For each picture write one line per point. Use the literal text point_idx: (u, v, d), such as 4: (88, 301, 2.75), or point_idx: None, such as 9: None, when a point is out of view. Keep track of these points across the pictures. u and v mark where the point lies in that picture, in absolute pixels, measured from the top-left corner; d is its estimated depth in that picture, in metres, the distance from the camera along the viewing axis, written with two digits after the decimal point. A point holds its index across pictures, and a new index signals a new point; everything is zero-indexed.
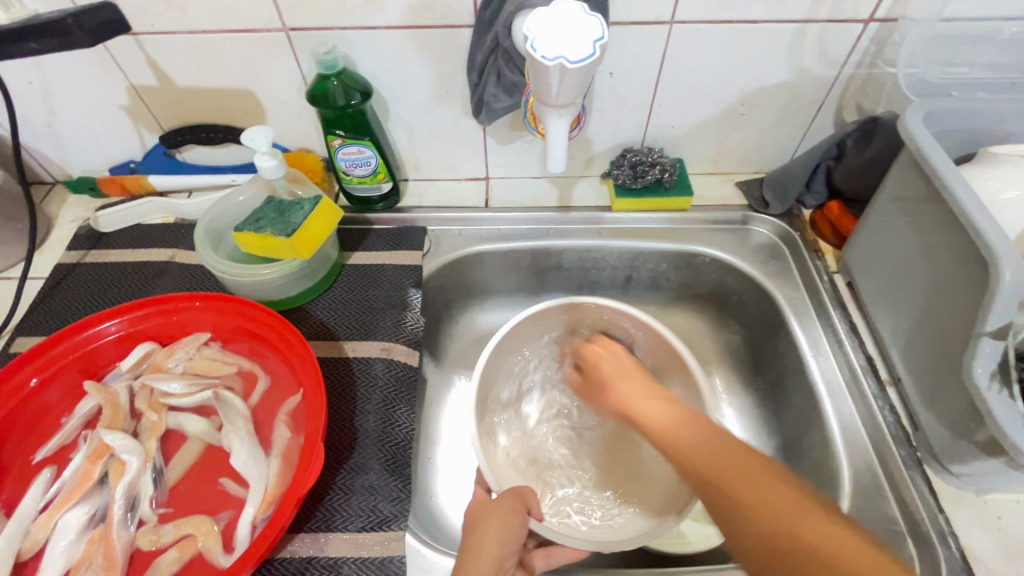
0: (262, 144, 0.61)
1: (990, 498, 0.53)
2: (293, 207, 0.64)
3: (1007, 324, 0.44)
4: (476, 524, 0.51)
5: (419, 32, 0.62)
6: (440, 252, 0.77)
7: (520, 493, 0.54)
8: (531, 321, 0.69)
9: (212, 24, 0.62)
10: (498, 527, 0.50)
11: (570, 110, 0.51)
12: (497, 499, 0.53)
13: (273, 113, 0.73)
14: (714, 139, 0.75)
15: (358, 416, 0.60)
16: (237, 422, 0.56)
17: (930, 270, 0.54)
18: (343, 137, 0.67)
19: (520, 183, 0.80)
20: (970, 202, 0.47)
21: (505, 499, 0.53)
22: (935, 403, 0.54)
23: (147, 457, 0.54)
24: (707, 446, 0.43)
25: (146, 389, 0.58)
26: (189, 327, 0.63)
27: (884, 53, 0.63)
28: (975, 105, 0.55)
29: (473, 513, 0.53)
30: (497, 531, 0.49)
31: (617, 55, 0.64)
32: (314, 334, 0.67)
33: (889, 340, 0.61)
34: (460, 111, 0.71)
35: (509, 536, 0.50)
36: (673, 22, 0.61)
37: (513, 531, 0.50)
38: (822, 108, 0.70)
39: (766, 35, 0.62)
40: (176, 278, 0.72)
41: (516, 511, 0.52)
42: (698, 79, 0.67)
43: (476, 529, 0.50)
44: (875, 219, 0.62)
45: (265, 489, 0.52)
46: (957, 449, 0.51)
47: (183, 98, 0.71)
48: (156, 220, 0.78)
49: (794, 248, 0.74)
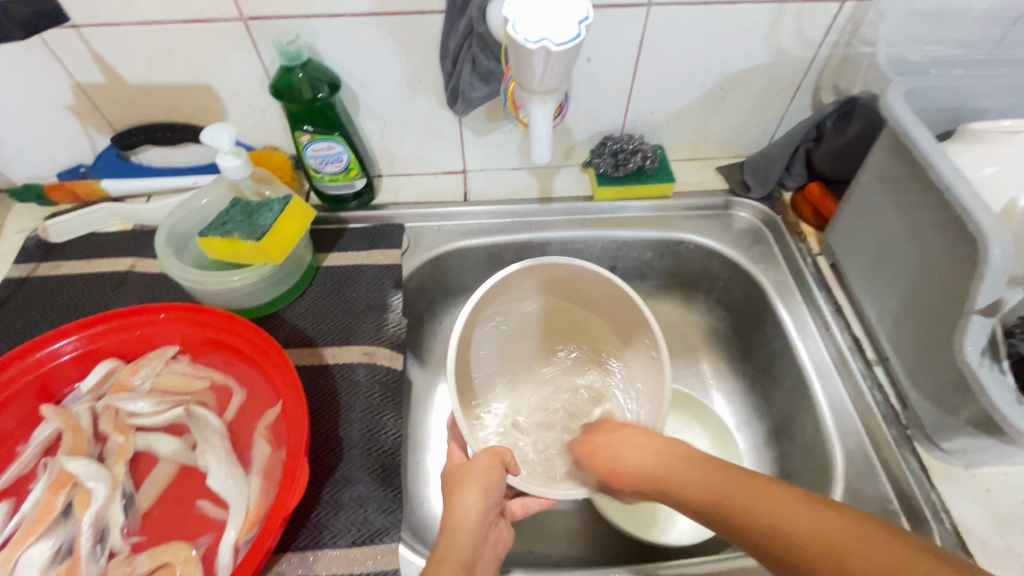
0: (225, 142, 0.58)
1: (979, 472, 0.53)
2: (261, 209, 0.61)
3: (997, 301, 0.43)
4: (456, 487, 0.49)
5: (388, 20, 0.59)
6: (419, 249, 0.74)
7: (497, 452, 0.52)
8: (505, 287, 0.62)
9: (161, 14, 0.58)
10: (478, 485, 0.49)
11: (554, 97, 0.49)
12: (475, 458, 0.51)
13: (234, 110, 0.69)
14: (694, 124, 0.74)
15: (343, 425, 0.58)
16: (213, 440, 0.53)
17: (916, 248, 0.54)
18: (311, 133, 0.63)
19: (499, 175, 0.78)
20: (955, 177, 0.47)
21: (483, 457, 0.51)
22: (923, 380, 0.54)
23: (115, 483, 0.51)
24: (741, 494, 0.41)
25: (110, 410, 0.55)
26: (155, 340, 0.59)
27: (860, 33, 0.63)
28: (952, 83, 0.55)
29: (451, 476, 0.51)
30: (477, 497, 0.48)
31: (595, 40, 0.62)
32: (291, 341, 0.63)
33: (875, 319, 0.61)
34: (434, 102, 0.68)
35: (490, 494, 0.49)
36: (651, 4, 0.59)
37: (494, 486, 0.49)
38: (800, 89, 0.69)
39: (745, 16, 0.61)
40: (138, 288, 0.68)
41: (495, 468, 0.50)
42: (678, 62, 0.65)
43: (456, 490, 0.49)
44: (858, 199, 0.61)
45: (247, 509, 0.49)
46: (947, 425, 0.52)
47: (135, 96, 0.66)
48: (112, 227, 0.73)
49: (776, 231, 0.73)
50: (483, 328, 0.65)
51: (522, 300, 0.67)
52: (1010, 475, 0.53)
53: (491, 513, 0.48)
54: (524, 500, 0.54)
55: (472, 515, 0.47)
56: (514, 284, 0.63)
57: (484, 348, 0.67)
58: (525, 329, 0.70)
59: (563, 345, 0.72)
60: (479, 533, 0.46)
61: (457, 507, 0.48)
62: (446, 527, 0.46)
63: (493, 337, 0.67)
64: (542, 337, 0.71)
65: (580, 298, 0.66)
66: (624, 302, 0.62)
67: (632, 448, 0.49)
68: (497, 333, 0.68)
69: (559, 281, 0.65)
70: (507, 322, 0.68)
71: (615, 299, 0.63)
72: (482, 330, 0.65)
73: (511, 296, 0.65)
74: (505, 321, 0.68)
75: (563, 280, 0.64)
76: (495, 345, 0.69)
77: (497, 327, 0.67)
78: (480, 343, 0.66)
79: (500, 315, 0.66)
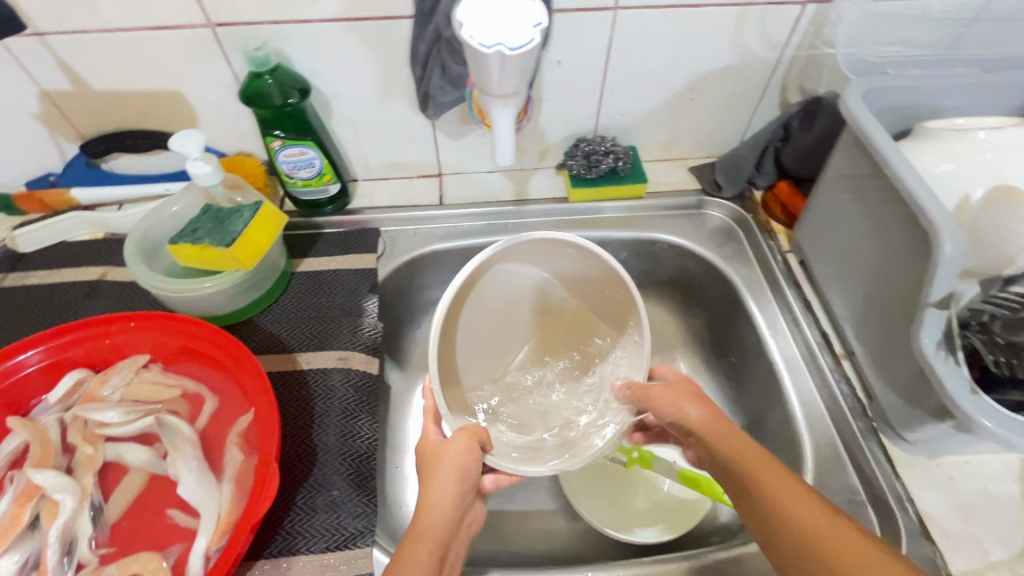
0: (194, 148, 0.57)
1: (942, 461, 0.54)
2: (232, 215, 0.60)
3: (950, 294, 0.45)
4: (432, 468, 0.49)
5: (357, 25, 0.59)
6: (395, 253, 0.75)
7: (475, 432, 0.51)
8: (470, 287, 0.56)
9: (127, 22, 0.58)
10: (451, 466, 0.48)
11: (516, 100, 0.49)
12: (452, 437, 0.50)
13: (205, 116, 0.68)
14: (666, 125, 0.75)
15: (317, 430, 0.58)
16: (184, 448, 0.52)
17: (879, 244, 0.55)
18: (283, 139, 0.63)
19: (475, 178, 0.79)
20: (910, 175, 0.48)
21: (460, 437, 0.50)
22: (887, 373, 0.55)
23: (83, 494, 0.50)
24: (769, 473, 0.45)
25: (79, 420, 0.54)
26: (126, 349, 0.58)
27: (823, 34, 0.64)
28: (909, 83, 0.56)
29: (429, 455, 0.51)
30: (453, 479, 0.47)
31: (564, 43, 0.63)
32: (265, 347, 0.63)
33: (841, 314, 0.62)
34: (406, 106, 0.69)
35: (464, 474, 0.48)
36: (618, 7, 0.60)
37: (467, 468, 0.49)
38: (768, 90, 0.71)
39: (710, 19, 0.62)
40: (109, 297, 0.67)
41: (471, 449, 0.49)
42: (647, 64, 0.66)
43: (430, 471, 0.49)
44: (824, 197, 0.63)
45: (218, 517, 0.49)
46: (910, 417, 0.53)
47: (104, 103, 0.66)
48: (83, 236, 0.72)
49: (747, 229, 0.75)
50: (475, 299, 0.58)
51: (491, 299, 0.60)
52: (972, 464, 0.54)
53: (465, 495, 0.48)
54: (495, 476, 0.54)
55: (446, 498, 0.47)
56: (502, 262, 0.56)
57: (469, 327, 0.59)
58: (520, 318, 0.63)
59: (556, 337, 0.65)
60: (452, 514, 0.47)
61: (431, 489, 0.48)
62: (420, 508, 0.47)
63: (482, 319, 0.60)
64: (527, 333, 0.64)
65: (579, 283, 0.59)
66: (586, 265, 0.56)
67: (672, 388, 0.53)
68: (488, 314, 0.60)
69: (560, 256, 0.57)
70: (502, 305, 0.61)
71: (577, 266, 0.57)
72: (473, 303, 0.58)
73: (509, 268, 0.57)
74: (500, 301, 0.60)
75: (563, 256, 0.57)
76: (485, 328, 0.61)
77: (490, 307, 0.60)
78: (466, 321, 0.58)
79: (494, 295, 0.59)
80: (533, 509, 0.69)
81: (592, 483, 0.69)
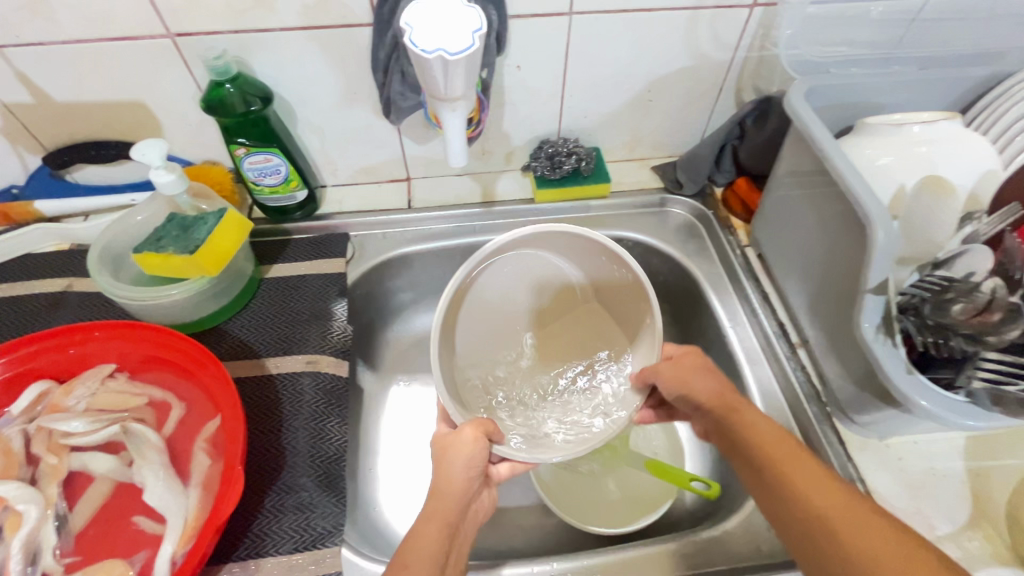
0: (156, 157, 0.58)
1: (892, 442, 0.57)
2: (197, 223, 0.61)
3: (886, 280, 0.47)
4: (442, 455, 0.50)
5: (317, 33, 0.60)
6: (364, 257, 0.75)
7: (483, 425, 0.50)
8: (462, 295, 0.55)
9: (85, 33, 0.58)
10: (459, 455, 0.48)
11: (464, 103, 0.50)
12: (459, 429, 0.50)
13: (170, 126, 0.69)
14: (627, 126, 0.77)
15: (287, 433, 0.58)
16: (150, 456, 0.53)
17: (826, 236, 0.57)
18: (247, 146, 0.64)
19: (442, 182, 0.80)
20: (847, 169, 0.50)
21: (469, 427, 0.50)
22: (838, 360, 0.57)
23: (47, 505, 0.50)
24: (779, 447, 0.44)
25: (43, 431, 0.54)
26: (92, 359, 0.58)
27: (771, 36, 0.66)
28: (850, 81, 0.59)
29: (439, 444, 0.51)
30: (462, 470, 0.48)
31: (522, 48, 0.64)
32: (233, 353, 0.63)
33: (796, 304, 0.65)
34: (371, 112, 0.70)
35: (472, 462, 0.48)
36: (573, 13, 0.62)
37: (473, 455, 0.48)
38: (723, 90, 0.73)
39: (663, 23, 0.64)
40: (75, 308, 0.67)
41: (477, 441, 0.49)
42: (604, 67, 0.68)
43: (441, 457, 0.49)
44: (776, 193, 0.65)
45: (184, 522, 0.49)
46: (860, 400, 0.55)
47: (66, 115, 0.66)
48: (49, 248, 0.72)
49: (709, 226, 0.77)
50: (478, 293, 0.56)
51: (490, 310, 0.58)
52: (920, 443, 0.56)
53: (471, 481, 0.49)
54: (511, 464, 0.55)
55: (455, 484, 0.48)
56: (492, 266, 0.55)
57: (473, 322, 0.57)
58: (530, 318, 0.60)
59: (568, 345, 0.60)
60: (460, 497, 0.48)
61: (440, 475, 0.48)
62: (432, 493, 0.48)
63: (488, 316, 0.58)
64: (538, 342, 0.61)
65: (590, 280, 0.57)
66: (581, 251, 0.55)
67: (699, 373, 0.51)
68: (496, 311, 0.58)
69: (569, 252, 0.55)
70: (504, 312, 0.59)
71: (571, 256, 0.56)
72: (478, 297, 0.56)
73: (516, 264, 0.56)
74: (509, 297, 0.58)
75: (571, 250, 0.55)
76: (491, 324, 0.59)
77: (497, 303, 0.58)
78: (471, 316, 0.57)
79: (501, 291, 0.58)
80: (506, 505, 0.70)
81: (568, 488, 0.69)
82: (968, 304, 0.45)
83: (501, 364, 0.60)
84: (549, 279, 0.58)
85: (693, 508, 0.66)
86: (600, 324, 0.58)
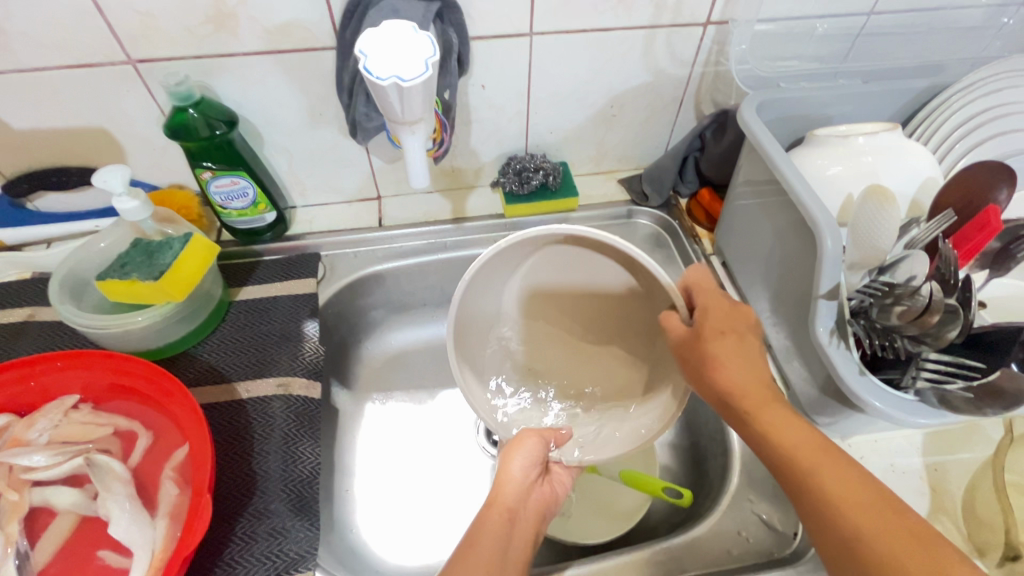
0: (118, 184, 0.57)
1: (854, 441, 0.58)
2: (162, 248, 0.61)
3: (837, 285, 0.49)
4: (506, 462, 0.52)
5: (280, 57, 0.61)
6: (336, 277, 0.75)
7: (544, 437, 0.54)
8: (477, 304, 0.55)
9: (43, 60, 0.58)
10: (521, 456, 0.52)
11: (425, 125, 0.51)
12: (523, 440, 0.53)
13: (134, 150, 0.68)
14: (592, 140, 0.78)
15: (258, 457, 0.58)
16: (115, 487, 0.52)
17: (781, 247, 0.60)
18: (212, 170, 0.64)
19: (413, 200, 0.81)
20: (798, 181, 0.52)
21: (527, 438, 0.53)
22: (801, 364, 0.59)
23: (8, 542, 0.49)
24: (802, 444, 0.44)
25: (3, 466, 0.52)
26: (53, 391, 0.57)
27: (725, 52, 0.69)
28: (798, 95, 0.62)
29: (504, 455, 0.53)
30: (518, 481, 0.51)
31: (484, 68, 0.66)
32: (202, 379, 0.63)
33: (760, 310, 0.67)
34: (338, 132, 0.70)
35: (530, 461, 0.52)
36: (533, 33, 0.63)
37: (530, 449, 0.52)
38: (683, 104, 0.75)
39: (620, 41, 0.66)
40: (36, 338, 0.65)
41: (538, 447, 0.52)
42: (567, 85, 0.70)
43: (503, 452, 0.53)
44: (737, 202, 0.67)
45: (152, 554, 0.48)
46: (821, 403, 0.57)
47: (26, 142, 0.65)
48: (10, 277, 0.71)
49: (675, 235, 0.79)
50: (487, 299, 0.56)
51: (512, 311, 0.58)
52: (880, 441, 0.58)
53: (534, 474, 0.52)
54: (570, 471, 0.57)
55: (516, 476, 0.51)
56: (497, 272, 0.54)
57: (516, 342, 0.60)
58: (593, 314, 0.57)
59: (605, 338, 0.59)
60: (521, 490, 0.51)
61: (503, 474, 0.52)
62: (497, 482, 0.52)
63: (516, 329, 0.59)
64: (575, 336, 0.60)
65: (603, 275, 0.54)
66: (590, 246, 0.51)
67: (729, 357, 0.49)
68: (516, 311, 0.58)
69: (557, 251, 0.53)
70: (526, 311, 0.58)
71: (580, 251, 0.52)
72: (497, 316, 0.58)
73: (515, 281, 0.56)
74: (548, 312, 0.58)
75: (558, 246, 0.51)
76: (550, 338, 0.60)
77: (550, 323, 0.59)
78: (504, 337, 0.59)
79: (519, 305, 0.58)
80: None
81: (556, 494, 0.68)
82: (909, 307, 0.46)
83: (529, 363, 0.61)
84: (563, 281, 0.56)
85: (670, 514, 0.66)
86: (634, 315, 0.56)
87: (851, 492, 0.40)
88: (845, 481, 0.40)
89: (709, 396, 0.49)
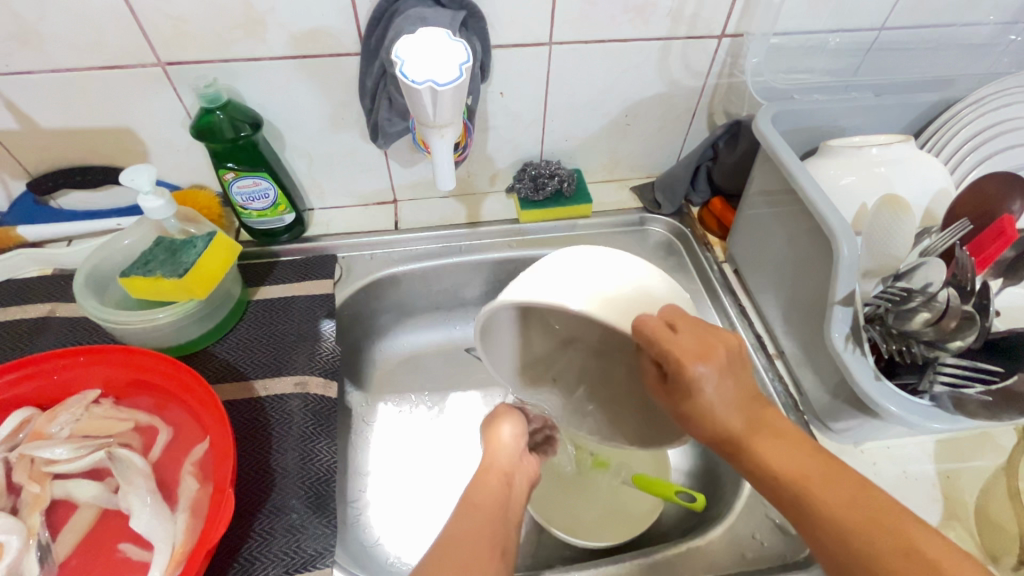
0: (145, 182, 0.58)
1: (866, 447, 0.59)
2: (186, 246, 0.61)
3: (852, 292, 0.50)
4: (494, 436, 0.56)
5: (306, 62, 0.62)
6: (352, 278, 0.76)
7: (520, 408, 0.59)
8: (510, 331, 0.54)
9: (76, 62, 0.59)
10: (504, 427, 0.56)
11: (451, 129, 0.53)
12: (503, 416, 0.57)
13: (157, 151, 0.70)
14: (606, 149, 0.80)
15: (275, 454, 0.58)
16: (135, 481, 0.52)
17: (794, 256, 0.61)
18: (236, 170, 0.65)
19: (428, 204, 0.82)
20: (813, 191, 0.53)
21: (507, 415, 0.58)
22: (812, 370, 0.60)
23: (30, 534, 0.49)
24: (802, 464, 0.42)
25: (25, 459, 0.53)
26: (75, 385, 0.57)
27: (738, 65, 0.70)
28: (812, 107, 0.64)
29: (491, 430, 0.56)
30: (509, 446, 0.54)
31: (504, 76, 0.67)
32: (221, 376, 0.63)
33: (771, 316, 0.67)
34: (358, 136, 0.71)
35: (517, 430, 0.56)
36: (553, 43, 0.65)
37: (515, 421, 0.57)
38: (696, 114, 0.76)
39: (637, 52, 0.67)
40: (56, 333, 0.66)
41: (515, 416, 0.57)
42: (584, 94, 0.71)
43: (490, 428, 0.56)
44: (751, 210, 0.68)
45: (173, 547, 0.49)
46: (834, 409, 0.58)
47: (52, 141, 0.66)
48: (31, 273, 0.72)
49: (687, 243, 0.80)
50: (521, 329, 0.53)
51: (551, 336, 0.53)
52: (892, 448, 0.59)
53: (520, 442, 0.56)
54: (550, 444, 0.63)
55: (506, 442, 0.55)
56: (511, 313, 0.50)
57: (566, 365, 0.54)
58: (605, 326, 0.51)
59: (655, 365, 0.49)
60: (513, 457, 0.54)
61: (493, 443, 0.55)
62: (487, 452, 0.54)
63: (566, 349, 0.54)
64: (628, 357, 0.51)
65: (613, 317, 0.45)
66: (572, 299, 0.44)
67: (714, 394, 0.43)
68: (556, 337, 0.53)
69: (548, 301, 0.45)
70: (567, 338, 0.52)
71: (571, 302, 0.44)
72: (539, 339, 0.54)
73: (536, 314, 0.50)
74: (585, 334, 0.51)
75: (549, 268, 0.47)
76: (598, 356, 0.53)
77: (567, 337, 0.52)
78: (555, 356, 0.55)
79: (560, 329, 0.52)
80: None
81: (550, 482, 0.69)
82: (930, 314, 0.47)
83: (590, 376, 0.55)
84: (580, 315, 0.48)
85: (682, 520, 0.67)
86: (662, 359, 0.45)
87: (861, 510, 0.38)
88: (854, 500, 0.39)
89: (698, 437, 0.46)
